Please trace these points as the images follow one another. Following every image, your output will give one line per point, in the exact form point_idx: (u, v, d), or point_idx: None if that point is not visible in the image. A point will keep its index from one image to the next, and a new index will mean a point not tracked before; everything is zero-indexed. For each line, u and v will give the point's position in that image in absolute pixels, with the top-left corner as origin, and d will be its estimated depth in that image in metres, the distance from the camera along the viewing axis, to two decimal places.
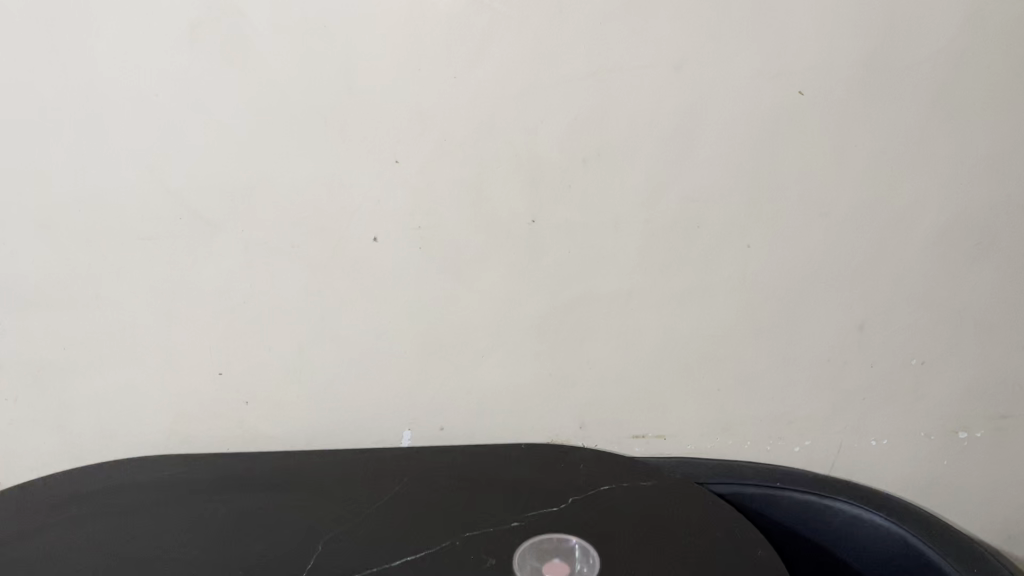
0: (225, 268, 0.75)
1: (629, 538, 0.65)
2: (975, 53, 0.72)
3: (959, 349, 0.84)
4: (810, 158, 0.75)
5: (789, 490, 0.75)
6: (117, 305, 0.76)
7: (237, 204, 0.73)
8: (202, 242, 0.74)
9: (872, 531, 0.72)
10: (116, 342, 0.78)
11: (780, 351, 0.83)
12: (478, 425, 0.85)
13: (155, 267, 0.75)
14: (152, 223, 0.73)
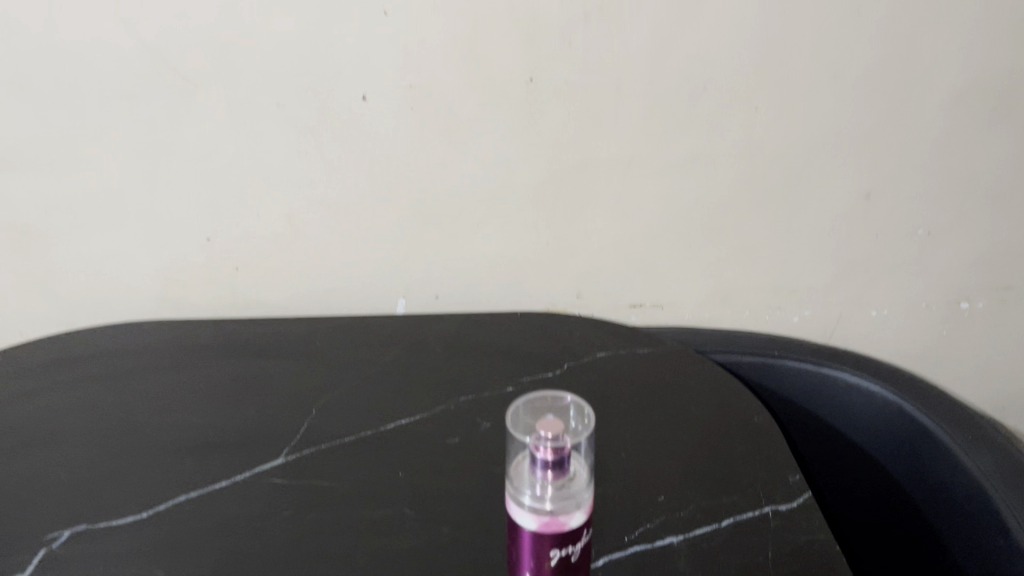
0: (212, 129, 0.73)
1: (623, 405, 0.65)
2: None
3: (967, 219, 0.82)
4: (826, 14, 0.71)
5: (786, 359, 0.74)
6: (99, 167, 0.74)
7: (219, 59, 0.69)
8: (184, 101, 0.71)
9: (866, 399, 0.71)
10: (101, 206, 0.76)
11: (783, 220, 0.81)
12: (474, 293, 0.84)
13: (137, 127, 0.72)
14: (129, 79, 0.70)
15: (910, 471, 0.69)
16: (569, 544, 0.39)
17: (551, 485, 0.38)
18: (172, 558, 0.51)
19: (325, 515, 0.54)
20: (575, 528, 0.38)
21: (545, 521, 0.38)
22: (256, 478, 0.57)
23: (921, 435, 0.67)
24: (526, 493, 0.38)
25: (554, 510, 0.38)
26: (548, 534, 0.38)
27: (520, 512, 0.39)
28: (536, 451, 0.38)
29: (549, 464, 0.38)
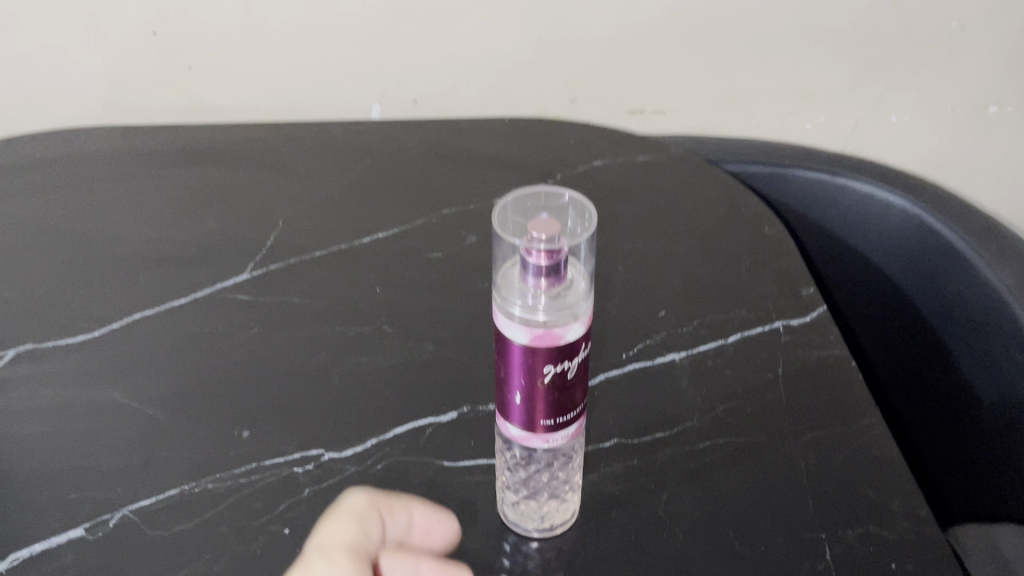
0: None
1: (625, 215, 0.58)
2: None
3: (1008, 11, 0.73)
4: None
5: (798, 168, 0.67)
6: None
7: None
8: None
9: (883, 210, 0.64)
10: None
11: (803, 12, 0.72)
12: (457, 92, 0.75)
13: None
14: None
15: (926, 285, 0.64)
16: (567, 359, 0.34)
17: (544, 294, 0.33)
18: (127, 381, 0.47)
19: (296, 333, 0.50)
20: (573, 341, 0.33)
21: (539, 334, 0.33)
22: (218, 295, 0.52)
23: (940, 250, 0.61)
24: (516, 303, 0.33)
25: (550, 322, 0.33)
26: (543, 348, 0.33)
27: (508, 324, 0.33)
28: (524, 257, 0.32)
29: (542, 271, 0.32)
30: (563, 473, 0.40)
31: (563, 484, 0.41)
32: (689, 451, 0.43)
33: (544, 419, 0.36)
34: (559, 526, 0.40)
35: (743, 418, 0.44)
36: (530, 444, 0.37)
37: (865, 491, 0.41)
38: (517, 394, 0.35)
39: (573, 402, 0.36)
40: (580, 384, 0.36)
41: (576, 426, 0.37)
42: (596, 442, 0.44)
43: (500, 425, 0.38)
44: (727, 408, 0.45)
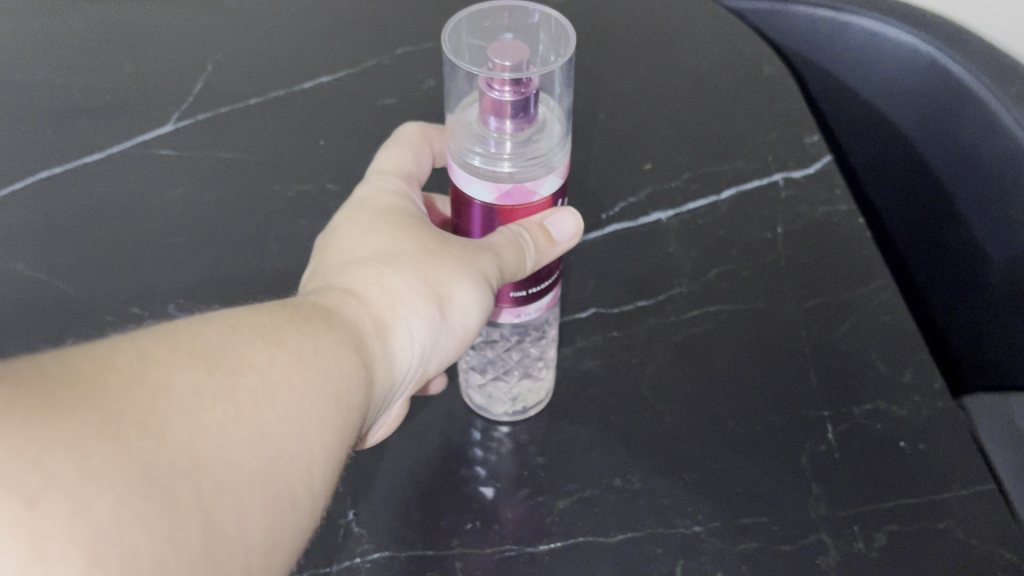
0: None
1: (605, 54, 0.51)
2: None
3: None
4: None
5: (796, 3, 0.60)
6: None
7: None
8: None
9: (892, 50, 0.57)
10: None
11: None
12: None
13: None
14: None
15: (936, 134, 0.57)
16: (538, 219, 0.28)
17: (512, 140, 0.27)
18: (31, 249, 0.41)
19: (229, 194, 0.43)
20: (547, 197, 0.28)
21: (506, 191, 0.27)
22: (138, 150, 0.45)
23: (950, 91, 0.54)
24: (476, 155, 0.27)
25: (518, 178, 0.27)
26: (510, 205, 0.27)
27: (466, 181, 0.28)
28: (485, 90, 0.26)
29: (510, 106, 0.26)
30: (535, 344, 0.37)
31: (537, 357, 0.37)
32: (676, 321, 0.38)
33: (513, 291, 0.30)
34: (531, 408, 0.36)
35: (738, 283, 0.40)
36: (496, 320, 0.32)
37: (874, 363, 0.36)
38: None
39: (547, 273, 0.30)
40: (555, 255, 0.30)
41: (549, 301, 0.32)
42: (572, 313, 0.39)
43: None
44: (719, 273, 0.40)
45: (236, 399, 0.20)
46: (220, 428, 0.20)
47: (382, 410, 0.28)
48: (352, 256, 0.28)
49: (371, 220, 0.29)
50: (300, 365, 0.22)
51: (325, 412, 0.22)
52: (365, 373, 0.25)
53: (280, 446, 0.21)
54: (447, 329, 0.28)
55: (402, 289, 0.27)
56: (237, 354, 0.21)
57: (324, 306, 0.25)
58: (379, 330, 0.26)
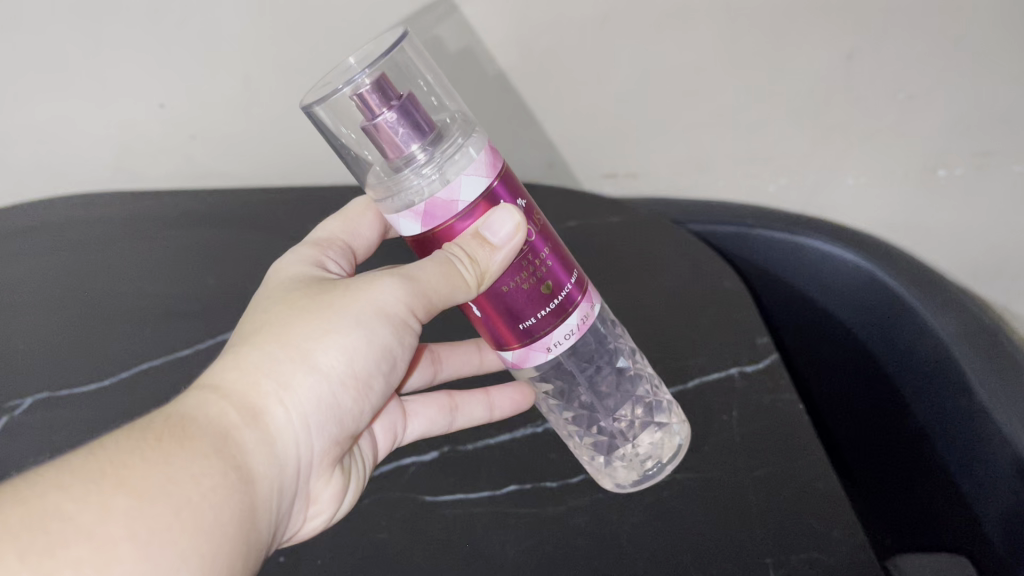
0: (90, 10, 0.60)
1: (594, 276, 0.63)
2: None
3: (948, 83, 0.77)
4: None
5: (759, 226, 0.72)
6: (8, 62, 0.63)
7: None
8: None
9: (839, 267, 0.70)
10: (27, 95, 0.65)
11: (762, 82, 0.76)
12: (448, 51, 0.68)
13: (13, 22, 0.60)
14: None
15: (882, 337, 0.68)
16: (475, 227, 0.40)
17: (418, 146, 0.39)
18: None
19: None
20: (470, 200, 0.39)
21: (426, 210, 0.40)
22: None
23: (890, 301, 0.66)
24: (400, 185, 0.40)
25: (433, 188, 0.39)
26: (442, 221, 0.40)
27: (403, 220, 0.41)
28: (370, 116, 0.38)
29: (393, 118, 0.38)
30: (636, 398, 0.49)
31: (639, 408, 0.49)
32: (649, 486, 0.48)
33: (535, 313, 0.43)
34: (666, 461, 0.48)
35: (700, 455, 0.49)
36: (531, 357, 0.44)
37: (808, 519, 0.44)
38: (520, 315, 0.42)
39: (545, 285, 0.42)
40: (532, 274, 0.42)
41: (557, 326, 0.43)
42: (564, 477, 0.50)
43: (503, 357, 0.45)
44: (686, 445, 0.50)
45: (77, 542, 0.29)
46: (81, 558, 0.28)
47: (288, 468, 0.40)
48: (226, 356, 0.40)
49: (253, 316, 0.42)
50: (144, 485, 0.31)
51: (185, 513, 0.32)
52: (231, 461, 0.35)
53: (146, 553, 0.30)
54: (330, 378, 0.40)
55: (269, 371, 0.39)
56: (63, 507, 0.29)
57: (188, 416, 0.36)
58: (250, 417, 0.37)
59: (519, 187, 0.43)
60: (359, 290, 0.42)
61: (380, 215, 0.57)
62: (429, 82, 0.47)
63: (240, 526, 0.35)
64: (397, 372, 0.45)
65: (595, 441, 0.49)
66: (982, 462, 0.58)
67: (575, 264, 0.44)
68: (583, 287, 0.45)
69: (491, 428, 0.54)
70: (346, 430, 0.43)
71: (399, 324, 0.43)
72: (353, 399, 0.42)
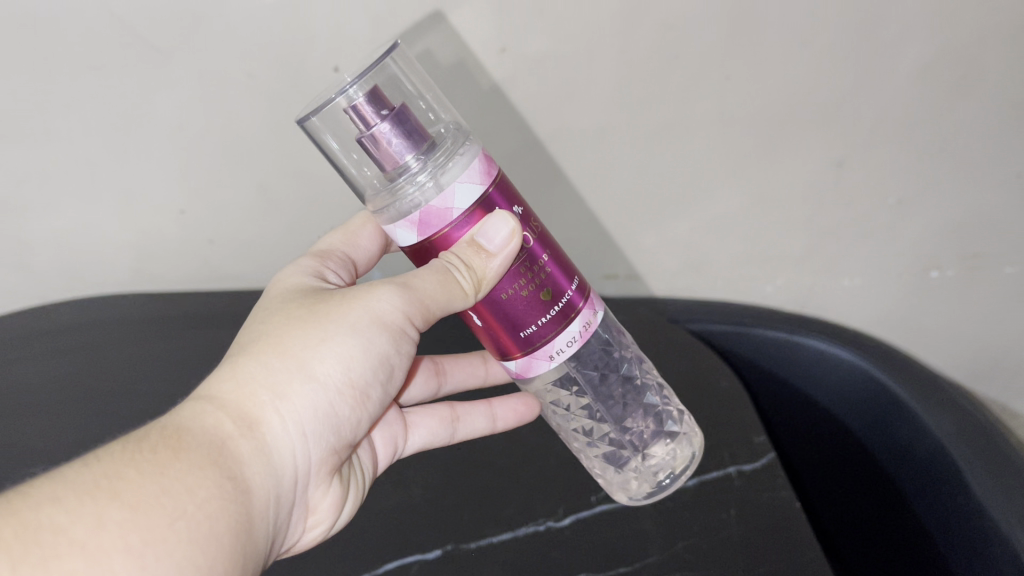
0: (121, 126, 0.64)
1: None
2: None
3: (935, 189, 0.81)
4: None
5: (757, 327, 0.75)
6: (39, 177, 0.66)
7: (135, 48, 0.58)
8: (125, 98, 0.61)
9: (836, 365, 0.72)
10: (55, 207, 0.69)
11: (755, 189, 0.79)
12: (440, 66, 0.64)
13: (48, 141, 0.64)
14: (30, 88, 0.60)
15: (880, 435, 0.69)
16: (471, 234, 0.44)
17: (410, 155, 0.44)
18: None
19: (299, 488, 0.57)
20: (465, 208, 0.43)
21: (421, 218, 0.44)
22: None
23: (886, 398, 0.68)
24: (397, 195, 0.44)
25: (427, 197, 0.43)
26: (436, 229, 0.44)
27: (399, 229, 0.45)
28: (366, 128, 0.43)
29: (387, 129, 0.43)
30: (646, 411, 0.54)
31: (650, 420, 0.54)
32: None
33: (536, 320, 0.47)
34: (678, 469, 0.53)
35: (701, 554, 0.52)
36: (534, 365, 0.48)
37: None
38: (525, 324, 0.47)
39: (544, 293, 0.47)
40: (532, 283, 0.46)
41: (557, 333, 0.47)
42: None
43: (508, 366, 0.49)
44: (686, 545, 0.52)
45: (71, 553, 0.31)
46: (76, 570, 0.31)
47: (284, 472, 0.44)
48: (224, 368, 0.44)
49: (254, 327, 0.47)
50: (139, 495, 0.34)
51: (180, 523, 0.35)
52: (227, 471, 0.39)
53: (140, 560, 0.33)
54: (326, 386, 0.45)
55: (265, 381, 0.43)
56: (56, 518, 0.32)
57: (184, 426, 0.39)
58: (245, 427, 0.41)
59: (514, 194, 0.47)
60: (355, 299, 0.47)
61: (379, 230, 0.62)
62: (427, 104, 0.52)
63: (235, 533, 0.38)
64: (389, 380, 0.50)
65: (609, 453, 0.54)
66: (983, 567, 0.58)
67: (573, 270, 0.49)
68: (584, 293, 0.49)
69: (493, 526, 0.55)
70: (341, 438, 0.48)
71: (393, 333, 0.47)
72: (350, 404, 0.47)
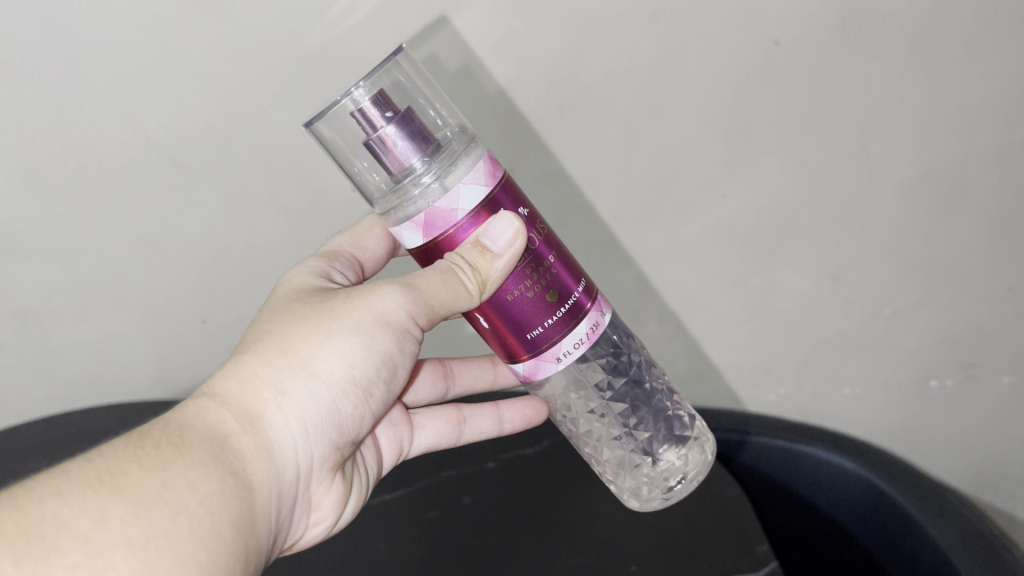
0: (150, 240, 0.67)
1: (594, 479, 0.70)
2: (965, 14, 0.65)
3: (930, 301, 0.84)
4: (793, 113, 0.69)
5: (761, 436, 0.76)
6: (72, 287, 0.70)
7: (171, 169, 0.63)
8: (159, 214, 0.66)
9: (840, 474, 0.73)
10: (82, 315, 0.72)
11: (757, 299, 0.82)
12: (445, 72, 0.62)
13: (83, 254, 0.67)
14: (70, 206, 0.64)
15: (883, 544, 0.70)
16: (478, 233, 0.47)
17: (413, 156, 0.47)
18: None
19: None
20: (470, 209, 0.46)
21: (427, 219, 0.46)
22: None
23: (888, 506, 0.69)
24: (404, 196, 0.47)
25: (433, 198, 0.46)
26: (442, 231, 0.47)
27: (406, 231, 0.48)
28: (372, 131, 0.46)
29: (393, 131, 0.46)
30: (655, 419, 0.58)
31: (661, 427, 0.58)
32: None
33: (542, 320, 0.49)
34: (690, 474, 0.57)
35: None
36: (542, 368, 0.51)
37: None
38: (533, 326, 0.49)
39: (550, 294, 0.49)
40: (538, 284, 0.49)
41: (564, 335, 0.50)
42: None
43: (516, 369, 0.52)
44: None
45: (72, 549, 0.33)
46: (78, 563, 0.33)
47: (286, 467, 0.47)
48: (230, 364, 0.46)
49: (261, 324, 0.49)
50: (138, 491, 0.37)
51: (181, 518, 0.37)
52: (228, 467, 0.41)
53: (141, 554, 0.35)
54: (329, 380, 0.47)
55: (268, 378, 0.45)
56: (57, 512, 0.34)
57: (188, 423, 0.42)
58: (246, 424, 0.44)
59: (519, 197, 0.49)
60: (359, 296, 0.49)
61: (387, 234, 0.64)
62: (438, 109, 0.52)
63: (235, 527, 0.40)
64: (393, 378, 0.52)
65: (624, 456, 0.59)
66: None
67: (580, 272, 0.51)
68: (591, 296, 0.52)
69: None
70: (343, 435, 0.50)
71: (397, 332, 0.49)
72: (353, 400, 0.49)
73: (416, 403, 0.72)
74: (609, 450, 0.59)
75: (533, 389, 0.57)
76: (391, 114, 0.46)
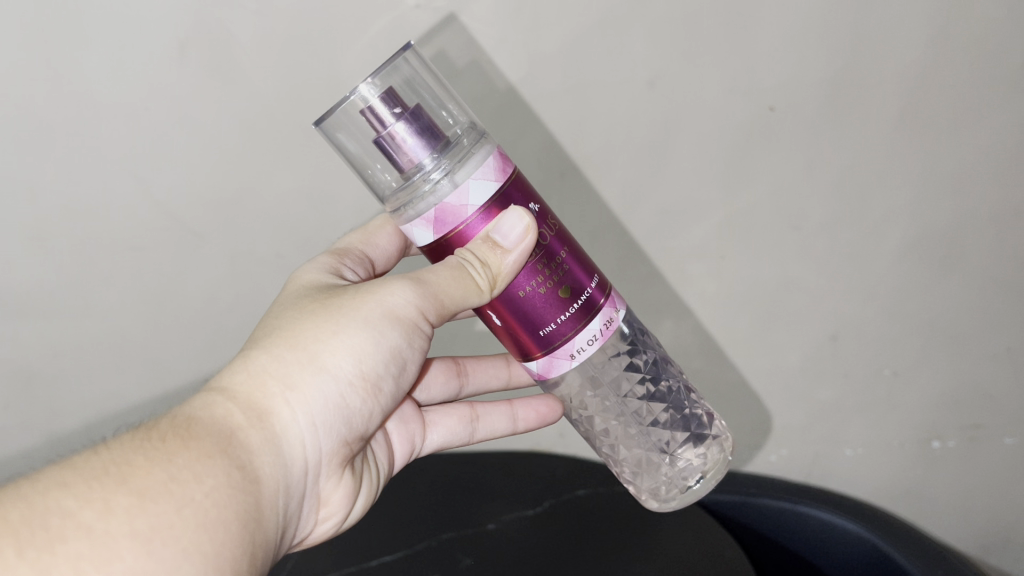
0: (155, 299, 0.68)
1: (597, 540, 0.70)
2: (953, 82, 0.67)
3: (930, 360, 0.84)
4: (789, 176, 0.70)
5: (763, 496, 0.75)
6: (75, 349, 0.70)
7: (178, 232, 0.64)
8: (165, 275, 0.66)
9: (846, 537, 0.73)
10: (82, 377, 0.72)
11: (758, 357, 0.82)
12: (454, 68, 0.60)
13: (88, 315, 0.68)
14: (77, 269, 0.64)
15: None
16: (489, 228, 0.46)
17: (422, 152, 0.46)
18: None
19: None
20: (479, 206, 0.46)
21: (437, 216, 0.46)
22: None
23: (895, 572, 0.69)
24: (414, 192, 0.47)
25: (443, 195, 0.46)
26: (453, 227, 0.46)
27: (417, 228, 0.48)
28: (382, 127, 0.46)
29: (402, 128, 0.46)
30: (672, 418, 0.57)
31: (678, 428, 0.57)
32: None
33: (557, 315, 0.49)
34: (711, 473, 0.56)
35: None
36: (556, 366, 0.50)
37: None
38: (547, 320, 0.48)
39: (563, 289, 0.49)
40: (550, 280, 0.48)
41: (577, 331, 0.49)
42: None
43: (530, 367, 0.51)
44: None
45: (77, 538, 0.35)
46: (81, 553, 0.34)
47: (295, 461, 0.47)
48: (241, 359, 0.47)
49: (271, 319, 0.50)
50: (144, 483, 0.38)
51: (187, 511, 0.38)
52: (236, 460, 0.42)
53: (147, 544, 0.36)
54: (338, 373, 0.47)
55: (277, 372, 0.46)
56: (64, 503, 0.35)
57: (196, 417, 0.43)
58: (253, 418, 0.44)
59: (530, 192, 0.49)
60: (367, 291, 0.50)
61: (398, 231, 0.63)
62: (451, 110, 0.50)
63: (244, 520, 0.41)
64: (402, 374, 0.52)
65: (641, 457, 0.58)
66: None
67: (593, 268, 0.51)
68: (606, 290, 0.51)
69: None
70: (353, 430, 0.50)
71: (406, 328, 0.49)
72: (362, 394, 0.49)
73: (430, 401, 0.71)
74: (626, 451, 0.58)
75: (549, 387, 0.56)
76: (399, 111, 0.46)
